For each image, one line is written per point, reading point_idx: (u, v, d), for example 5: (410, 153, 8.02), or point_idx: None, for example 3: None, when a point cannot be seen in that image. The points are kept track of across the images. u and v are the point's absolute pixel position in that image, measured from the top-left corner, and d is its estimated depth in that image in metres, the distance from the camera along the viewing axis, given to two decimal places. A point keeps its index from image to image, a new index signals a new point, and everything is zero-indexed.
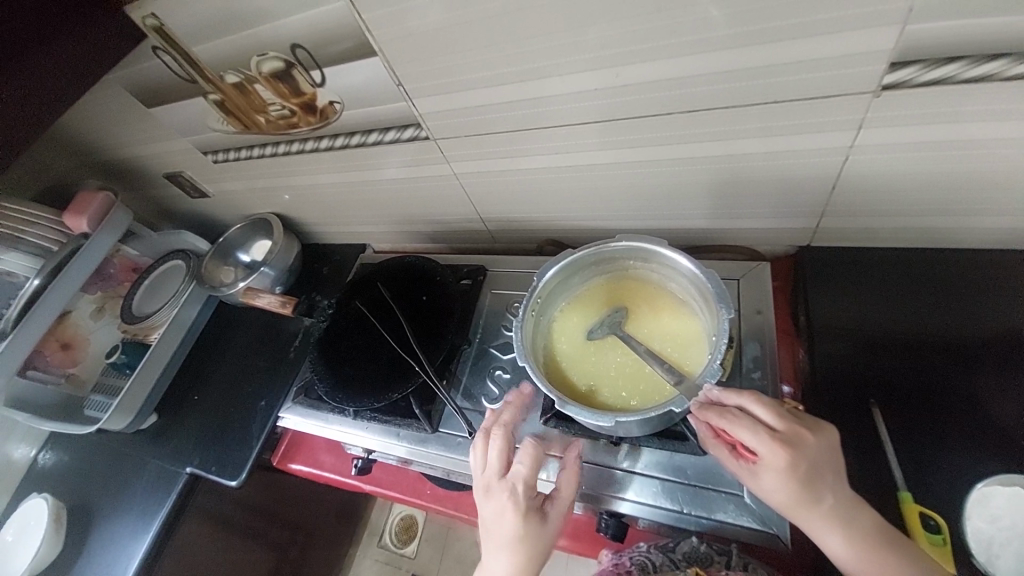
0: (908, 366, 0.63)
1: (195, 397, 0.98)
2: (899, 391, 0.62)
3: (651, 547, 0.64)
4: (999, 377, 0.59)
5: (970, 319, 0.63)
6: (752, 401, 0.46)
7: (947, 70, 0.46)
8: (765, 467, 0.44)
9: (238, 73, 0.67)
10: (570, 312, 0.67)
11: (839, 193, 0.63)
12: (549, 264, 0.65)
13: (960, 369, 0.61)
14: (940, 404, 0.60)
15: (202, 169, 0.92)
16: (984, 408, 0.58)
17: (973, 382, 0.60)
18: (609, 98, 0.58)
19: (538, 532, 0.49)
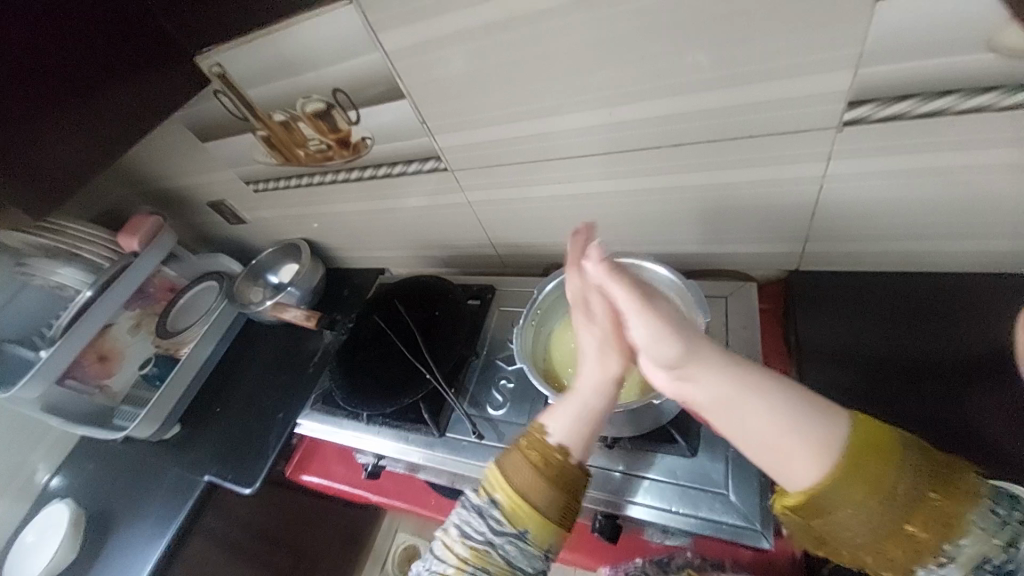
0: (902, 385, 0.65)
1: (217, 410, 1.04)
2: (892, 410, 0.64)
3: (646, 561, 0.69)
4: (993, 395, 0.61)
5: (960, 339, 0.66)
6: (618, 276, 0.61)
7: (901, 107, 0.53)
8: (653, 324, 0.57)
9: (285, 113, 0.78)
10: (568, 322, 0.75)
11: (819, 218, 0.68)
12: (549, 280, 0.75)
13: (954, 388, 0.63)
14: (933, 422, 0.61)
15: (242, 197, 1.03)
16: (978, 425, 0.60)
17: (967, 400, 0.62)
18: (606, 133, 0.66)
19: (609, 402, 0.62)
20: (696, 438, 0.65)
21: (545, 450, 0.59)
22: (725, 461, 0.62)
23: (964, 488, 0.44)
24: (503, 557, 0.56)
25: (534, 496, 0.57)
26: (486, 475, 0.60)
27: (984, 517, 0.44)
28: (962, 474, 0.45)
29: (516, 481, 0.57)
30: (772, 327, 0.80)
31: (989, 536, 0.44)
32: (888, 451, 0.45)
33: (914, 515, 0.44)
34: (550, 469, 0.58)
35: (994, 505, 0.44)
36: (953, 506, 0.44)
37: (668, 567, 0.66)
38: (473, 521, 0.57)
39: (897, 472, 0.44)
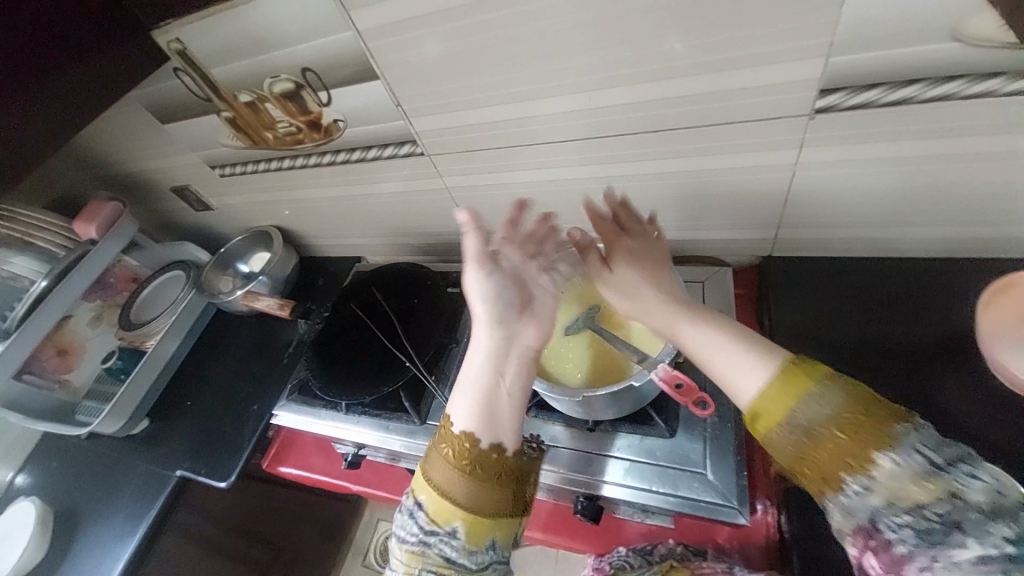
0: (870, 368, 0.67)
1: (188, 403, 1.00)
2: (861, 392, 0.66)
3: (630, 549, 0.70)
4: (953, 376, 0.64)
5: (924, 322, 0.69)
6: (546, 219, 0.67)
7: (869, 95, 0.54)
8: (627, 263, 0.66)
9: (251, 93, 0.74)
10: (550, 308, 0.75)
11: (791, 205, 0.70)
12: None
13: (917, 369, 0.66)
14: (900, 400, 0.64)
15: (208, 183, 0.98)
16: (939, 403, 0.63)
17: (929, 381, 0.65)
18: (586, 118, 0.66)
19: (515, 363, 0.60)
20: (675, 419, 0.66)
21: (457, 443, 0.57)
22: (703, 441, 0.64)
23: (879, 425, 0.42)
24: (441, 555, 0.52)
25: (452, 488, 0.55)
26: (412, 479, 0.58)
27: (906, 452, 0.40)
28: (884, 419, 0.43)
29: (434, 478, 0.55)
30: (746, 312, 0.82)
31: (917, 477, 0.39)
32: (808, 382, 0.47)
33: (821, 442, 0.44)
34: (462, 457, 0.56)
35: (922, 445, 0.41)
36: (868, 442, 0.42)
37: (653, 556, 0.67)
38: (403, 523, 0.55)
39: (811, 397, 0.46)
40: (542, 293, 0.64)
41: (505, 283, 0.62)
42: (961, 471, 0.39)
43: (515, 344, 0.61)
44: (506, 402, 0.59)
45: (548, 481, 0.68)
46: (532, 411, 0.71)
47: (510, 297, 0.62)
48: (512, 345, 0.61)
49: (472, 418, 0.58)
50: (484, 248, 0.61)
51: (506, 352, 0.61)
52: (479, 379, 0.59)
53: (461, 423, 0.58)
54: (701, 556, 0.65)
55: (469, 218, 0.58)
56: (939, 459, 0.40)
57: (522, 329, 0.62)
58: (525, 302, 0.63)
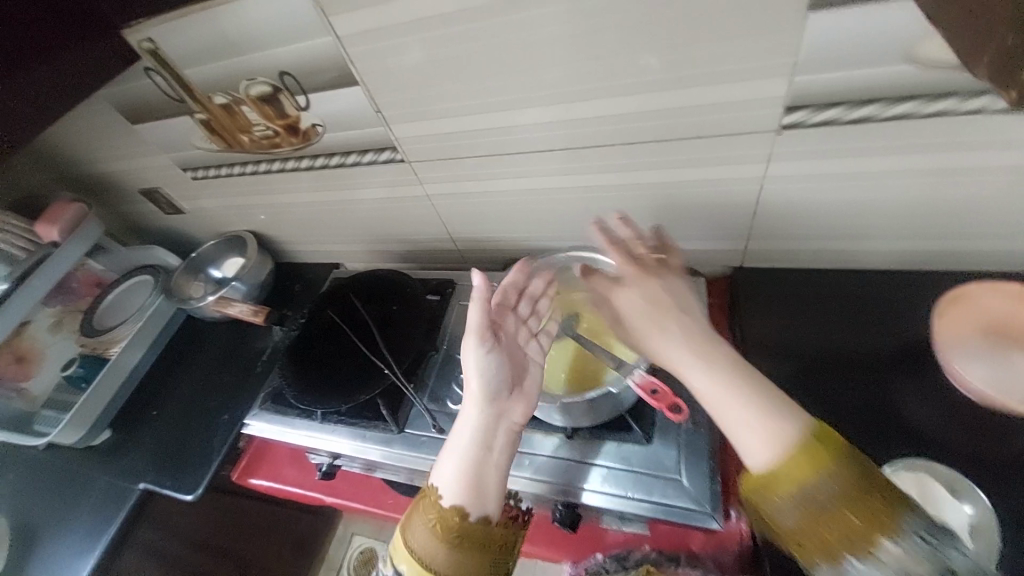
0: (837, 375, 0.69)
1: (154, 413, 0.96)
2: (832, 397, 0.68)
3: (606, 556, 0.71)
4: (914, 383, 0.66)
5: (887, 331, 0.71)
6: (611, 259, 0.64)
7: (829, 113, 0.56)
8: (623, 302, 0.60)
9: (226, 95, 0.73)
10: None
11: (763, 217, 0.72)
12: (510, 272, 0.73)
13: (881, 376, 0.68)
14: (867, 405, 0.66)
15: (180, 185, 0.96)
16: (900, 409, 0.65)
17: (891, 387, 0.67)
18: (565, 129, 0.67)
19: (501, 436, 0.60)
20: (650, 425, 0.67)
21: (443, 515, 0.56)
22: (677, 447, 0.65)
23: (887, 518, 0.44)
24: None
25: (435, 563, 0.55)
26: (394, 543, 0.59)
27: (909, 539, 0.43)
28: (894, 508, 0.44)
29: (416, 548, 0.56)
30: (719, 321, 0.83)
31: (915, 557, 0.42)
32: (826, 460, 0.46)
33: (832, 523, 0.45)
34: (446, 531, 0.56)
35: (921, 532, 0.43)
36: (876, 528, 0.43)
37: (627, 562, 0.67)
38: None
39: (828, 479, 0.45)
40: (533, 368, 0.64)
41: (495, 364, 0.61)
42: (952, 546, 0.43)
43: (503, 421, 0.60)
44: (495, 475, 0.59)
45: (526, 490, 0.68)
46: None
47: (503, 373, 0.61)
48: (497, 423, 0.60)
49: (454, 487, 0.57)
50: (485, 321, 0.60)
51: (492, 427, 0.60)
52: (467, 449, 0.58)
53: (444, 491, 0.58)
54: (673, 562, 0.66)
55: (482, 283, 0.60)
56: (932, 539, 0.43)
57: (513, 405, 0.61)
58: (516, 377, 0.62)
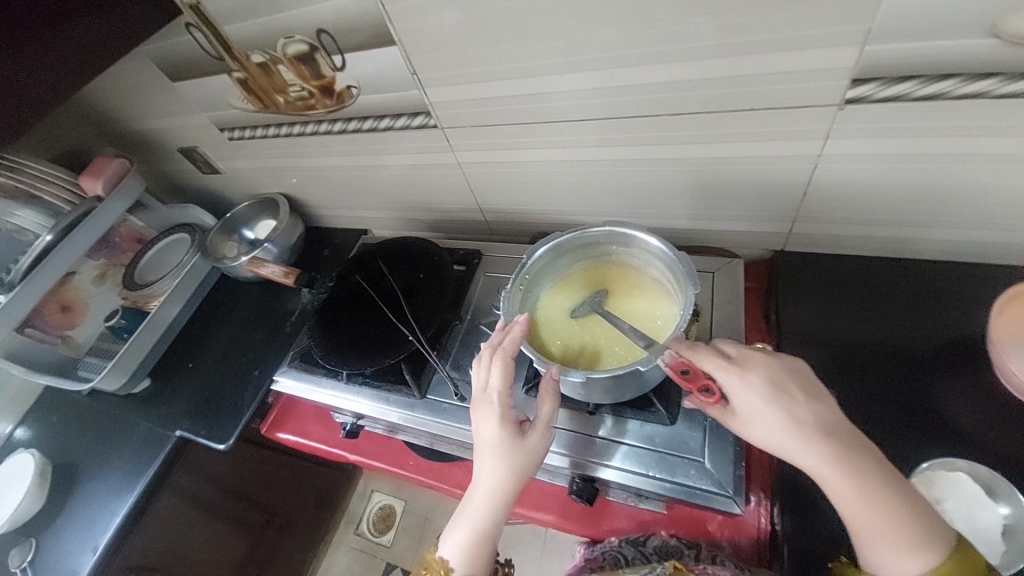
0: (877, 371, 0.66)
1: (189, 365, 1.01)
2: (868, 392, 0.65)
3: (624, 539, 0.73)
4: (959, 381, 0.63)
5: (934, 326, 0.67)
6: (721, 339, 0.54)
7: (901, 88, 0.52)
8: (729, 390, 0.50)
9: (264, 54, 0.72)
10: (556, 293, 0.71)
11: (809, 199, 0.68)
12: (540, 243, 0.69)
13: (923, 373, 0.65)
14: (907, 403, 0.63)
15: (216, 145, 0.97)
16: (941, 407, 0.62)
17: (934, 385, 0.64)
18: (605, 98, 0.64)
19: (490, 506, 0.56)
20: (677, 406, 0.65)
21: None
22: (703, 430, 0.63)
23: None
24: None
25: None
26: None
27: None
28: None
29: None
30: (753, 306, 0.81)
31: None
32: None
33: None
34: None
35: None
36: None
37: (646, 548, 0.69)
38: None
39: None
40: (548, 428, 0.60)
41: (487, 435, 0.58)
42: None
43: (490, 490, 0.56)
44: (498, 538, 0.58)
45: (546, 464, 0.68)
46: (532, 391, 0.70)
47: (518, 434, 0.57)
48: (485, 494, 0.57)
49: (461, 557, 0.56)
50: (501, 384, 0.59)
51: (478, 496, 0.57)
52: (477, 520, 0.56)
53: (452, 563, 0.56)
54: (693, 552, 0.66)
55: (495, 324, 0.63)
56: None
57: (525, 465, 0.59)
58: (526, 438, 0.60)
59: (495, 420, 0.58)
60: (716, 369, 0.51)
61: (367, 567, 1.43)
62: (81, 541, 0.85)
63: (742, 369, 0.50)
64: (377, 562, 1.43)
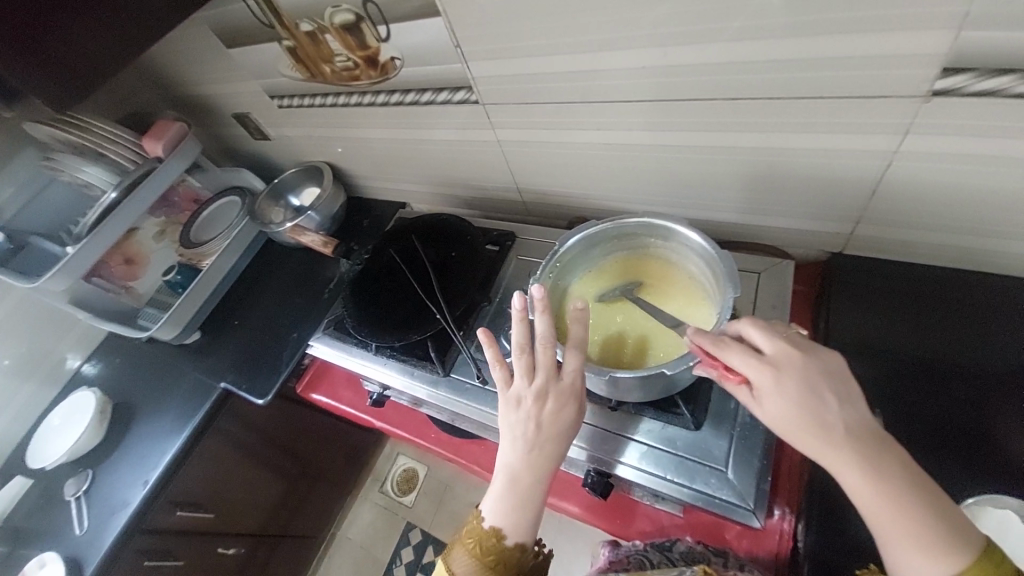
0: (934, 392, 0.60)
1: (235, 323, 1.06)
2: (918, 415, 0.59)
3: (647, 544, 0.70)
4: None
5: (1012, 347, 0.59)
6: (751, 328, 0.50)
7: (999, 82, 0.45)
8: (758, 388, 0.47)
9: (312, 22, 0.73)
10: (587, 284, 0.69)
11: (876, 199, 0.62)
12: (573, 232, 0.67)
13: (989, 398, 0.58)
14: (963, 431, 0.57)
15: (267, 112, 0.99)
16: (1002, 438, 0.56)
17: (1000, 412, 0.57)
18: (654, 78, 0.60)
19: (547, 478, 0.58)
20: (704, 412, 0.63)
21: (490, 542, 0.57)
22: (730, 439, 0.61)
23: None
24: None
25: None
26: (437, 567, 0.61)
27: None
28: None
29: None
30: (801, 309, 0.75)
31: None
32: None
33: None
34: (490, 556, 0.57)
35: None
36: None
37: (672, 554, 0.66)
38: None
39: None
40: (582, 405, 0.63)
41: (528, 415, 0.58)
42: None
43: (545, 465, 0.57)
44: None
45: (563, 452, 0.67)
46: None
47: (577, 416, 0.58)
48: (529, 470, 0.57)
49: (513, 524, 0.57)
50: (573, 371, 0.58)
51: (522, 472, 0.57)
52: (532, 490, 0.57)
53: (502, 527, 0.57)
54: (721, 559, 0.63)
55: (521, 307, 0.57)
56: None
57: None
58: None
59: (568, 405, 0.57)
60: (743, 361, 0.48)
61: (388, 524, 1.50)
62: (134, 475, 0.93)
63: (776, 368, 0.46)
64: (398, 520, 1.50)
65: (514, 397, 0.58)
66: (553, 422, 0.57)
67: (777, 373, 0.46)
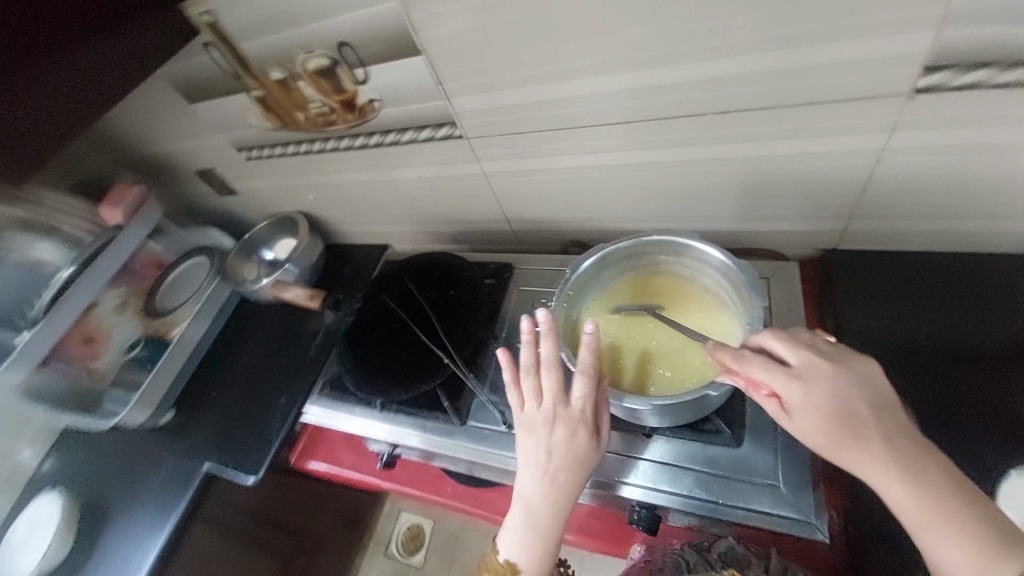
0: (951, 374, 0.61)
1: (213, 395, 0.98)
2: (940, 399, 0.59)
3: (684, 546, 0.62)
4: None
5: (1018, 321, 0.61)
6: (773, 340, 0.49)
7: (980, 75, 0.48)
8: (785, 402, 0.46)
9: (284, 70, 0.70)
10: (603, 307, 0.67)
11: (865, 195, 0.64)
12: (584, 256, 0.66)
13: (1006, 373, 0.59)
14: (987, 409, 0.57)
15: (234, 166, 0.95)
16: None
17: (1020, 386, 0.57)
18: (643, 98, 0.61)
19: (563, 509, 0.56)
20: (742, 428, 0.61)
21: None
22: (773, 452, 0.59)
23: None
24: None
25: None
26: None
27: None
28: None
29: None
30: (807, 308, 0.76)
31: None
32: None
33: None
34: None
35: None
36: None
37: (710, 555, 0.59)
38: None
39: None
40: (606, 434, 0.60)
41: (540, 441, 0.57)
42: None
43: (559, 494, 0.56)
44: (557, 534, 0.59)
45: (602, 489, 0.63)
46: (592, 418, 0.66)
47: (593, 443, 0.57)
48: (543, 499, 0.56)
49: (527, 556, 0.56)
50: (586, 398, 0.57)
51: (535, 501, 0.56)
52: (547, 521, 0.56)
53: (516, 560, 0.56)
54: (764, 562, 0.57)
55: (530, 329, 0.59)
56: None
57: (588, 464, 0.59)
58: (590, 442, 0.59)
59: (580, 431, 0.56)
60: (766, 372, 0.47)
61: None
62: None
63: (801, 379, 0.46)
64: None
65: (526, 422, 0.58)
66: (566, 449, 0.56)
67: (803, 385, 0.45)
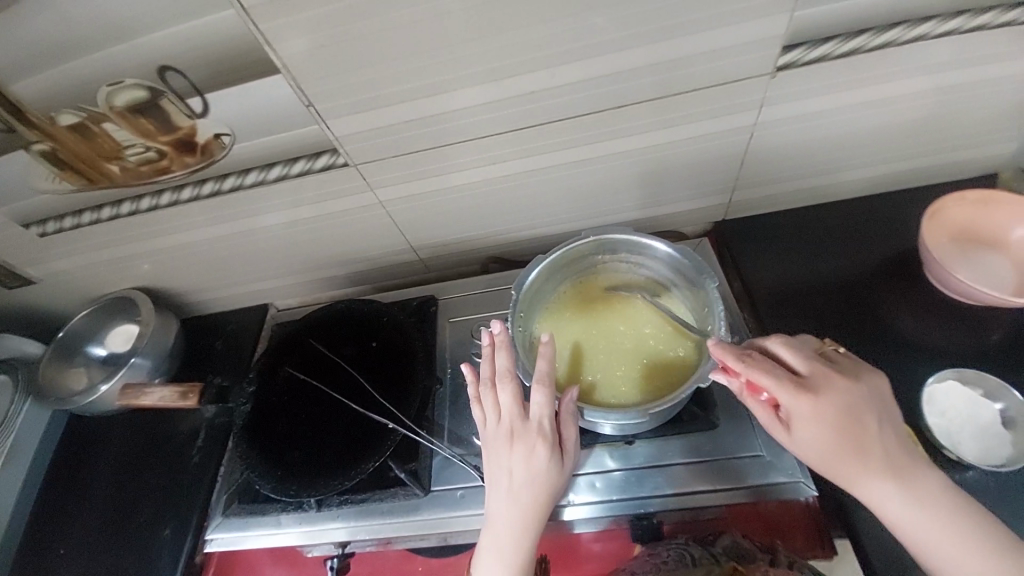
0: (858, 303, 0.68)
1: (60, 550, 0.71)
2: (857, 325, 0.66)
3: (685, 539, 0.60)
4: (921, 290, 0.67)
5: (886, 246, 0.71)
6: (785, 351, 0.50)
7: (826, 48, 0.55)
8: (790, 411, 0.47)
9: (80, 112, 0.54)
10: (556, 317, 0.63)
11: (746, 166, 0.70)
12: (531, 265, 0.62)
13: (894, 293, 0.67)
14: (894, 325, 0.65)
15: (21, 247, 0.70)
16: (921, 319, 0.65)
17: (907, 300, 0.67)
18: (542, 101, 0.57)
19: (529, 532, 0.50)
20: (715, 409, 0.62)
21: None
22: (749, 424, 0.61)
23: None
24: None
25: None
26: None
27: None
28: None
29: None
30: None
31: None
32: None
33: None
34: None
35: None
36: None
37: (714, 549, 0.58)
38: None
39: None
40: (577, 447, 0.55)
41: (500, 460, 0.52)
42: None
43: (523, 516, 0.50)
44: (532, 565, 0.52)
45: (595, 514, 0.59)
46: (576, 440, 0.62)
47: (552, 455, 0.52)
48: (506, 523, 0.50)
49: None
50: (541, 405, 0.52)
51: (498, 525, 0.50)
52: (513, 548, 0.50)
53: None
54: (767, 555, 0.56)
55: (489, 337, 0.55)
56: None
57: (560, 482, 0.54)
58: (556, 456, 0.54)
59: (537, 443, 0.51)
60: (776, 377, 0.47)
61: None
62: None
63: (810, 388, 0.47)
64: None
65: (487, 440, 0.54)
66: (526, 464, 0.51)
67: (814, 395, 0.46)
